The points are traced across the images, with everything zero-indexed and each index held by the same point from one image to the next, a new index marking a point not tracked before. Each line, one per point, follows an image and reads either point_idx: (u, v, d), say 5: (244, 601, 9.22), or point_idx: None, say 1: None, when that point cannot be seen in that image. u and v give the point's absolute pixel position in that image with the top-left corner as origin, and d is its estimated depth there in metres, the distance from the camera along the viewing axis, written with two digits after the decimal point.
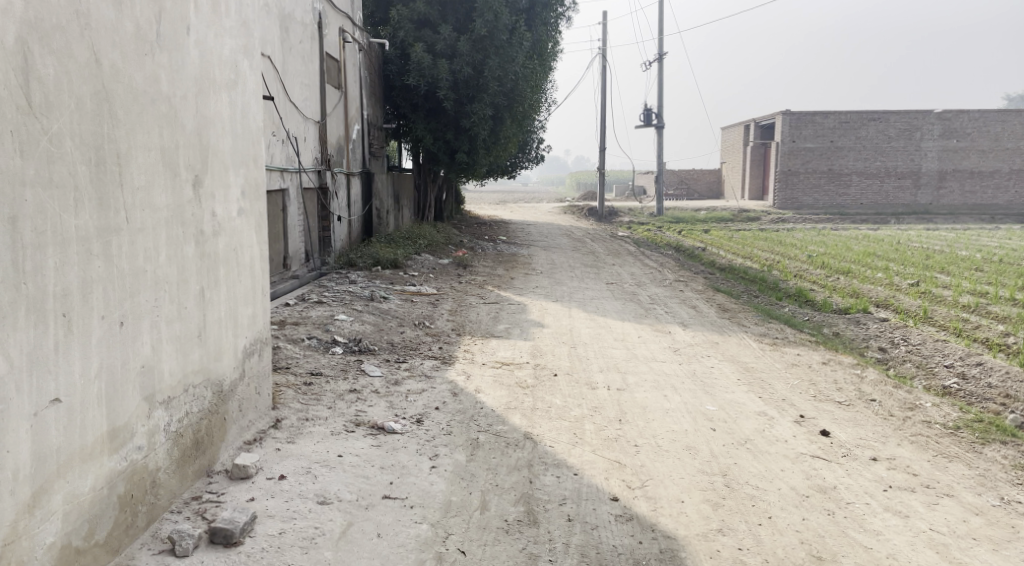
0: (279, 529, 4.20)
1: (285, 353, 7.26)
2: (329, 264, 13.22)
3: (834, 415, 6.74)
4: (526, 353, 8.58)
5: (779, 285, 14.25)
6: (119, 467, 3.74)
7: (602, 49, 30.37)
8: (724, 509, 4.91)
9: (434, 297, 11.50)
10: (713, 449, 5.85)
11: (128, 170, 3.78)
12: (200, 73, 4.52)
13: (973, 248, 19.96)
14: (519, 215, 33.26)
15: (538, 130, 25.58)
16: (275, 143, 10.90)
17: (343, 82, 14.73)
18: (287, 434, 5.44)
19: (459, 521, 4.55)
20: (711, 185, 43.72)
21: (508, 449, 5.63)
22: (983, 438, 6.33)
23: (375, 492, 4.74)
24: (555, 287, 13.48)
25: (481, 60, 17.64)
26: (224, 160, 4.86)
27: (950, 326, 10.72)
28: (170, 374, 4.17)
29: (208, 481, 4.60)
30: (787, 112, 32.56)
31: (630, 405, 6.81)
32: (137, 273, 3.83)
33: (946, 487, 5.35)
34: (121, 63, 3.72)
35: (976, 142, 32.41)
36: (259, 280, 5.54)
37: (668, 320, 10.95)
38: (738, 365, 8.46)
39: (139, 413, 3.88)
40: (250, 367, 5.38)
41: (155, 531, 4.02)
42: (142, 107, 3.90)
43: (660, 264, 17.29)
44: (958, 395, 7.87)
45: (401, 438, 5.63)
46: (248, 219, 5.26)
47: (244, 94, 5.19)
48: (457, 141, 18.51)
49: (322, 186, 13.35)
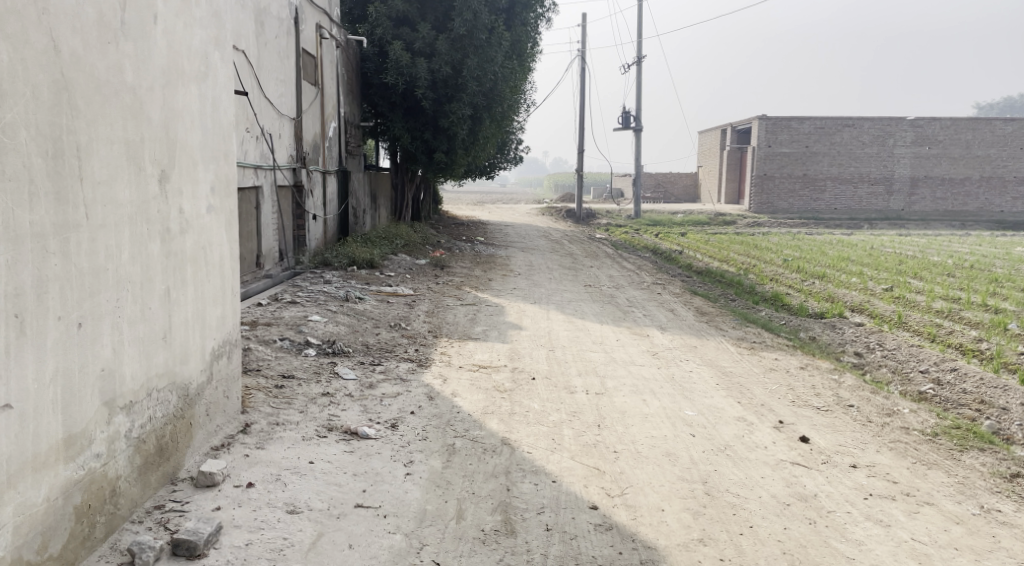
0: (246, 540, 4.03)
1: (256, 355, 7.06)
2: (303, 263, 12.98)
3: (813, 421, 6.67)
4: (503, 356, 8.44)
5: (755, 289, 14.22)
6: (77, 476, 3.56)
7: (581, 51, 30.37)
8: (704, 518, 4.80)
9: (411, 298, 11.32)
10: (692, 455, 5.75)
11: (89, 164, 3.60)
12: (168, 63, 4.34)
13: (945, 254, 20.12)
14: (498, 216, 33.21)
15: (516, 131, 25.46)
16: (249, 139, 10.68)
17: (319, 79, 14.50)
18: (256, 439, 5.26)
19: (434, 530, 4.40)
20: (687, 189, 43.92)
21: (485, 455, 5.49)
22: (961, 445, 6.29)
23: (347, 500, 4.58)
24: (533, 289, 13.36)
25: (460, 59, 17.49)
26: (193, 155, 4.68)
27: (924, 331, 10.74)
28: (132, 378, 3.99)
29: (173, 489, 4.41)
30: (764, 116, 32.69)
31: (609, 410, 6.70)
32: (97, 272, 3.65)
33: (925, 495, 5.28)
34: (82, 50, 3.54)
35: (948, 149, 32.78)
36: (229, 280, 5.36)
37: (647, 323, 10.87)
38: (716, 369, 8.38)
39: (98, 419, 3.70)
40: (219, 370, 5.20)
41: (115, 542, 3.83)
42: (104, 98, 3.71)
43: (638, 267, 17.24)
44: (934, 400, 7.84)
45: (375, 444, 5.48)
46: (218, 216, 5.08)
47: (215, 88, 5.01)
48: (435, 141, 18.38)
49: (297, 183, 13.13)
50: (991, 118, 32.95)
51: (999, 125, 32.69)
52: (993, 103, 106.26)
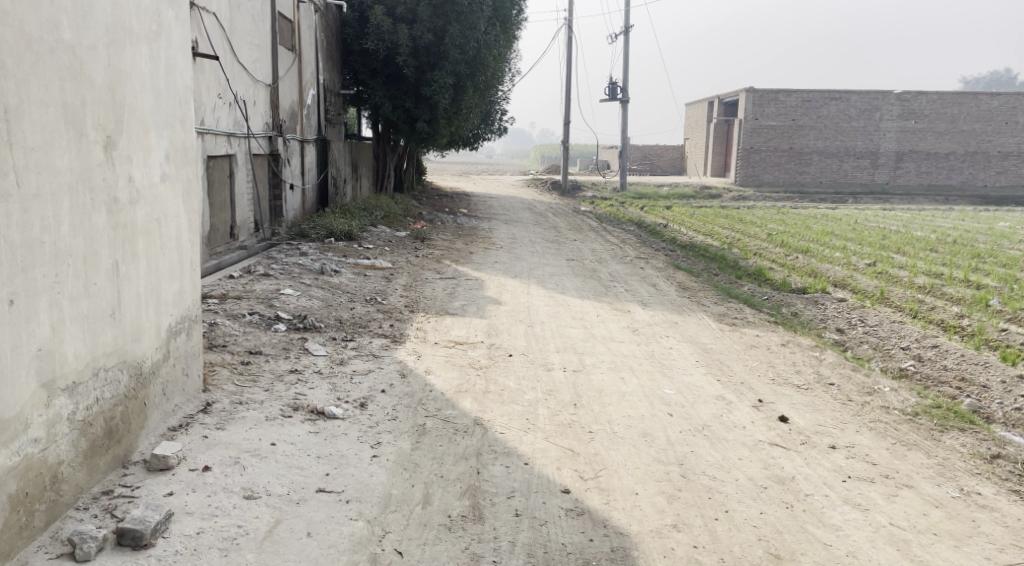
0: (196, 529, 3.83)
1: (222, 329, 6.79)
2: (279, 234, 12.68)
3: (793, 399, 6.53)
4: (480, 331, 8.23)
5: (739, 264, 14.03)
6: (10, 463, 3.35)
7: (569, 20, 29.90)
8: (679, 502, 4.64)
9: (389, 271, 11.08)
10: (669, 436, 5.58)
11: (19, 128, 3.36)
12: (113, 20, 4.06)
13: (928, 229, 20.01)
14: (483, 187, 32.86)
15: (501, 101, 25.07)
16: (221, 105, 10.33)
17: (297, 44, 14.09)
18: (217, 420, 5.02)
19: (398, 517, 4.22)
20: (674, 161, 43.71)
21: (456, 436, 5.30)
22: (942, 425, 6.14)
23: (308, 485, 4.38)
24: (513, 263, 13.13)
25: (442, 26, 17.12)
26: (144, 121, 4.41)
27: (906, 307, 10.62)
28: (75, 357, 3.76)
29: (123, 473, 4.20)
30: (751, 88, 32.36)
31: (586, 388, 6.52)
32: (31, 245, 3.42)
33: (905, 477, 5.14)
34: (9, 5, 3.29)
35: (934, 123, 32.60)
36: (187, 254, 5.10)
37: (628, 298, 10.70)
38: (697, 346, 8.23)
39: (35, 402, 3.48)
40: (177, 348, 4.97)
41: (55, 531, 3.63)
42: (36, 57, 3.46)
43: (622, 241, 17.04)
44: (914, 378, 7.69)
45: (342, 424, 5.27)
46: (174, 185, 4.82)
47: (168, 49, 4.72)
48: (417, 110, 18.01)
49: (273, 152, 12.81)
50: (977, 92, 32.69)
51: (985, 99, 32.47)
52: (983, 77, 106.51)
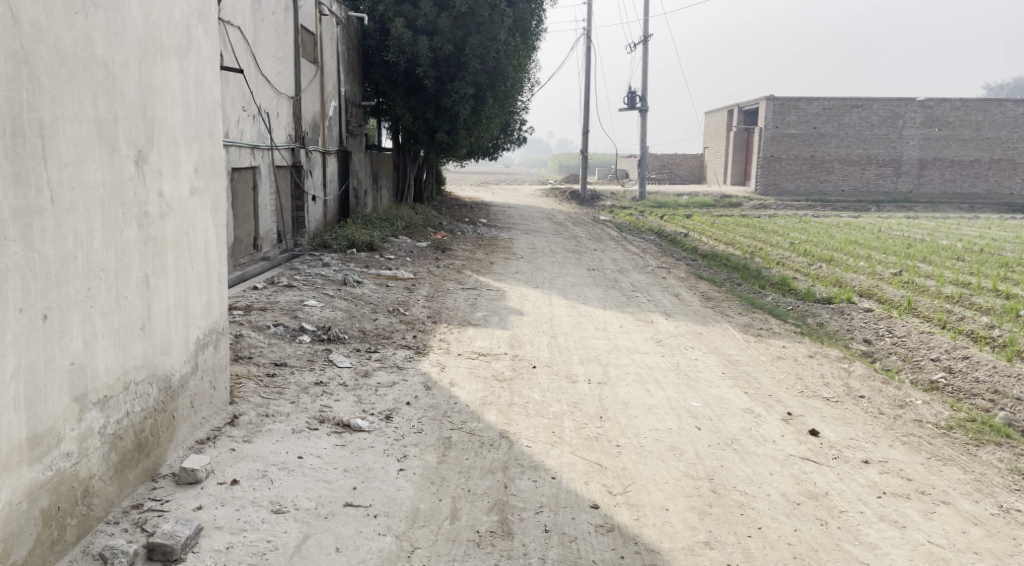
0: (226, 543, 3.83)
1: (248, 341, 6.81)
2: (302, 244, 12.72)
3: (822, 413, 6.44)
4: (503, 343, 8.20)
5: (762, 274, 13.93)
6: (43, 477, 3.36)
7: (588, 30, 29.92)
8: (710, 518, 4.58)
9: (411, 282, 11.09)
10: (698, 450, 5.52)
11: (53, 144, 3.38)
12: (144, 35, 4.08)
13: (954, 237, 19.78)
14: (501, 196, 32.87)
15: (520, 111, 25.11)
16: (245, 117, 10.39)
17: (319, 56, 14.18)
18: (244, 433, 5.02)
19: (426, 532, 4.19)
20: (693, 170, 43.56)
21: (482, 449, 5.27)
22: (977, 439, 6.02)
23: (336, 499, 4.37)
24: (534, 272, 13.10)
25: (462, 37, 17.16)
26: (174, 135, 4.44)
27: (934, 317, 10.48)
28: (106, 371, 3.77)
29: (153, 486, 4.20)
30: (771, 97, 32.21)
31: (611, 401, 6.47)
32: (65, 260, 3.43)
33: (941, 493, 5.05)
34: (44, 21, 3.31)
35: (958, 130, 32.29)
36: (215, 266, 5.11)
37: (651, 309, 10.63)
38: (723, 358, 8.15)
39: (68, 416, 3.49)
40: (205, 360, 4.98)
41: (87, 546, 3.63)
42: (70, 73, 3.48)
43: (642, 250, 16.97)
44: (946, 390, 7.57)
45: (368, 437, 5.25)
46: (202, 199, 4.83)
47: (198, 62, 4.75)
48: (437, 121, 18.05)
49: (296, 163, 12.87)
50: (1002, 100, 32.35)
51: (1010, 106, 32.15)
52: (1006, 84, 105.52)
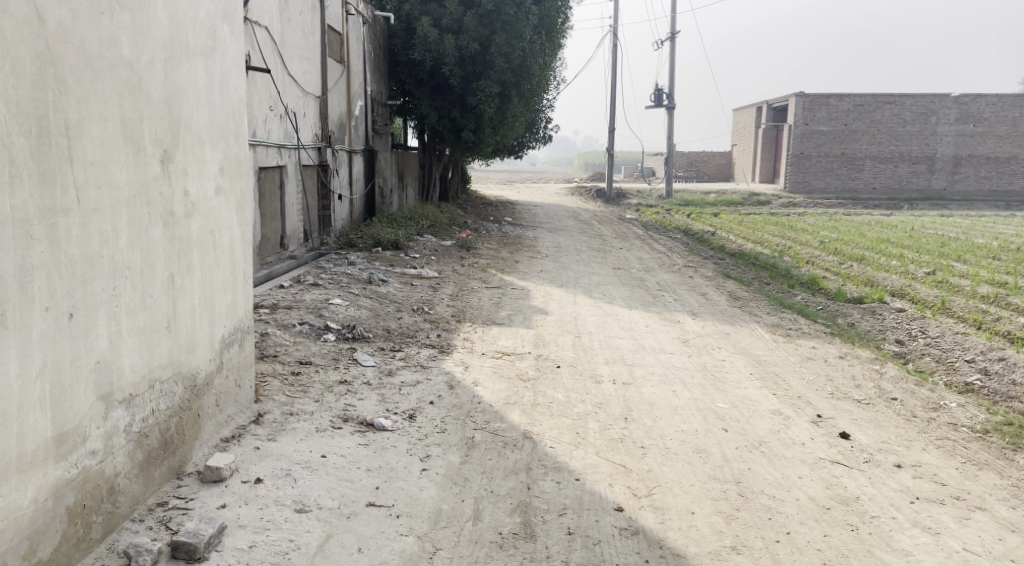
0: (249, 542, 3.84)
1: (273, 339, 6.84)
2: (327, 243, 12.76)
3: (853, 415, 6.33)
4: (528, 342, 8.16)
5: (792, 273, 13.74)
6: (68, 475, 3.39)
7: (615, 28, 29.77)
8: (737, 523, 4.51)
9: (435, 280, 11.09)
10: (725, 452, 5.45)
11: (78, 143, 3.40)
12: (169, 35, 4.10)
13: (989, 235, 19.45)
14: (527, 195, 32.77)
15: (546, 109, 25.05)
16: (271, 117, 10.45)
17: (345, 56, 14.22)
18: (268, 431, 5.04)
19: (449, 533, 4.17)
20: (721, 168, 43.20)
21: (506, 450, 5.24)
22: (1014, 443, 5.88)
23: (358, 498, 4.36)
24: (560, 271, 13.04)
25: (488, 35, 17.14)
26: (200, 135, 4.45)
27: (969, 317, 10.28)
28: (131, 370, 3.80)
29: (177, 484, 4.23)
30: (801, 94, 31.84)
31: (636, 402, 6.41)
32: (90, 259, 3.45)
33: (977, 499, 4.93)
34: (70, 22, 3.33)
35: (994, 126, 31.80)
36: (240, 265, 5.13)
37: (677, 308, 10.52)
38: (751, 358, 8.05)
39: (93, 414, 3.52)
40: (229, 359, 4.99)
41: (111, 543, 3.66)
42: (96, 74, 3.50)
43: (669, 249, 16.85)
44: (981, 392, 7.41)
45: (391, 437, 5.24)
46: (227, 198, 4.85)
47: (223, 63, 4.76)
48: (462, 119, 18.03)
49: (322, 162, 12.92)
50: None
51: None
52: None
